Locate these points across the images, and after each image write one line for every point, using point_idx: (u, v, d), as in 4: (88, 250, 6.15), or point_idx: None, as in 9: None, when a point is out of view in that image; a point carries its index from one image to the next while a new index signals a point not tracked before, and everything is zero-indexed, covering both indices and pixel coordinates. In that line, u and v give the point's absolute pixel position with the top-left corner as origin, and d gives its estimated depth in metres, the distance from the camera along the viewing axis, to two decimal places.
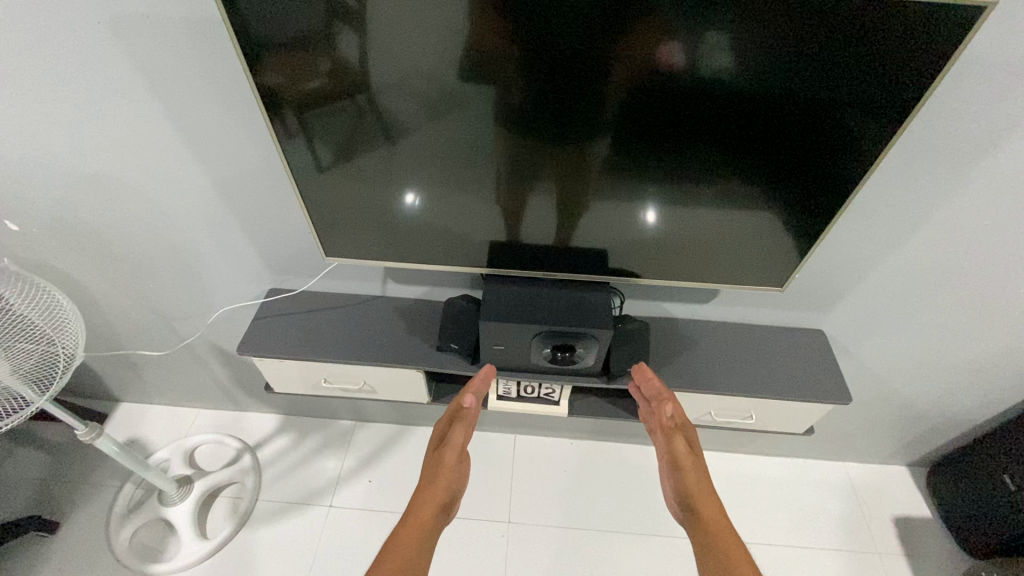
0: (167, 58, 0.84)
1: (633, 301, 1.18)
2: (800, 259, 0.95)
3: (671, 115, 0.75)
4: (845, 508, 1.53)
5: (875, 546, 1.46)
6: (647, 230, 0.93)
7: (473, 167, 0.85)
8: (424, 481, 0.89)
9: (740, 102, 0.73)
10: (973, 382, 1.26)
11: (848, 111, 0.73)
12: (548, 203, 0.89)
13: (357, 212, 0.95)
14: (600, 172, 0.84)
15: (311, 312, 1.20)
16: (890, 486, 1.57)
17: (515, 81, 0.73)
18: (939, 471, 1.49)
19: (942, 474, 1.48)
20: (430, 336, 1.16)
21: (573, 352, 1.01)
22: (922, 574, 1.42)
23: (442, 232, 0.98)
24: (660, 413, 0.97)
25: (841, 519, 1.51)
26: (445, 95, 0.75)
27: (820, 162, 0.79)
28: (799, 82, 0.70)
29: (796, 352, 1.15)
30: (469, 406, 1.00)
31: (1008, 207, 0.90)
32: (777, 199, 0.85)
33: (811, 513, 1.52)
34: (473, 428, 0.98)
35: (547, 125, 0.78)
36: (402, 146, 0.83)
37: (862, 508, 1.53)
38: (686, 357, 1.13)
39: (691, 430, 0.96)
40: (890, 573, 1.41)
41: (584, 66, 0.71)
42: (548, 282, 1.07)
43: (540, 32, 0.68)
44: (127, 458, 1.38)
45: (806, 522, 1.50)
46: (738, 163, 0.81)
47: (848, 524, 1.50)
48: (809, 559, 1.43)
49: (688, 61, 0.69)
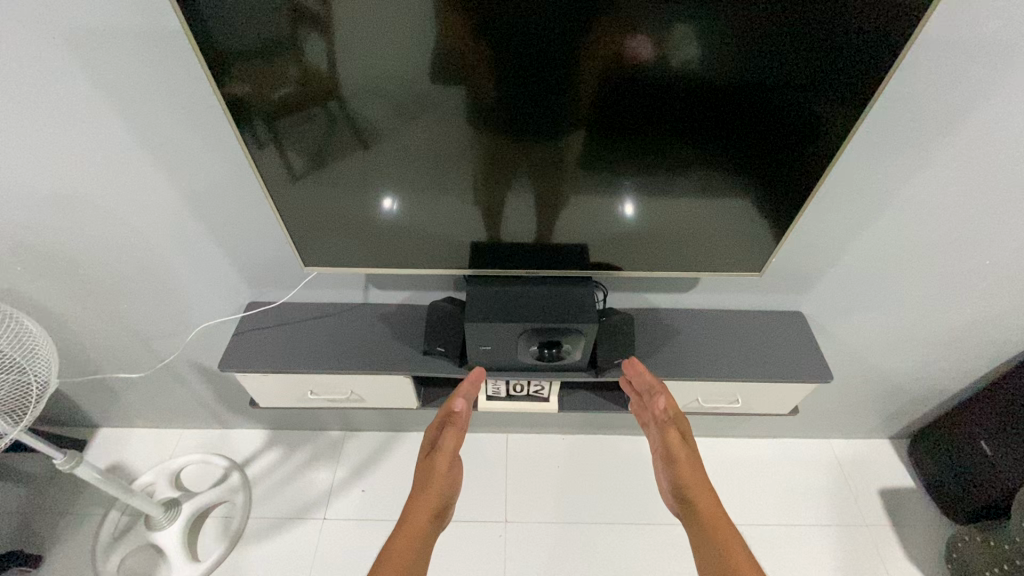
0: (127, 73, 0.82)
1: (616, 294, 1.19)
2: (776, 244, 0.97)
3: (643, 108, 0.76)
4: (832, 484, 1.56)
5: (864, 520, 1.50)
6: (625, 222, 0.94)
7: (450, 167, 0.84)
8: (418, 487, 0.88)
9: (709, 92, 0.74)
10: (946, 353, 1.30)
11: (814, 96, 0.75)
12: (527, 201, 0.90)
13: (334, 220, 0.94)
14: (576, 167, 0.84)
15: (293, 324, 1.18)
16: (874, 459, 1.61)
17: (487, 80, 0.73)
18: (919, 441, 1.54)
19: (922, 444, 1.53)
20: (416, 341, 1.15)
21: (560, 348, 1.02)
22: (908, 542, 1.46)
23: (422, 235, 0.97)
24: (653, 406, 0.99)
25: (829, 495, 1.54)
26: (417, 97, 0.75)
27: (790, 147, 0.81)
28: (766, 69, 0.72)
29: (777, 335, 1.18)
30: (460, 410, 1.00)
31: (968, 184, 0.94)
32: (750, 185, 0.87)
33: (800, 492, 1.55)
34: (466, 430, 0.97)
35: (522, 122, 0.78)
36: (377, 150, 0.82)
37: (848, 483, 1.57)
38: (671, 346, 1.15)
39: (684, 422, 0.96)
40: (878, 544, 1.45)
41: (555, 62, 0.71)
42: (532, 280, 1.07)
43: (509, 29, 0.68)
44: (110, 485, 1.34)
45: (796, 500, 1.53)
46: (711, 152, 0.82)
47: (835, 499, 1.54)
48: (800, 537, 1.46)
49: (656, 54, 0.70)
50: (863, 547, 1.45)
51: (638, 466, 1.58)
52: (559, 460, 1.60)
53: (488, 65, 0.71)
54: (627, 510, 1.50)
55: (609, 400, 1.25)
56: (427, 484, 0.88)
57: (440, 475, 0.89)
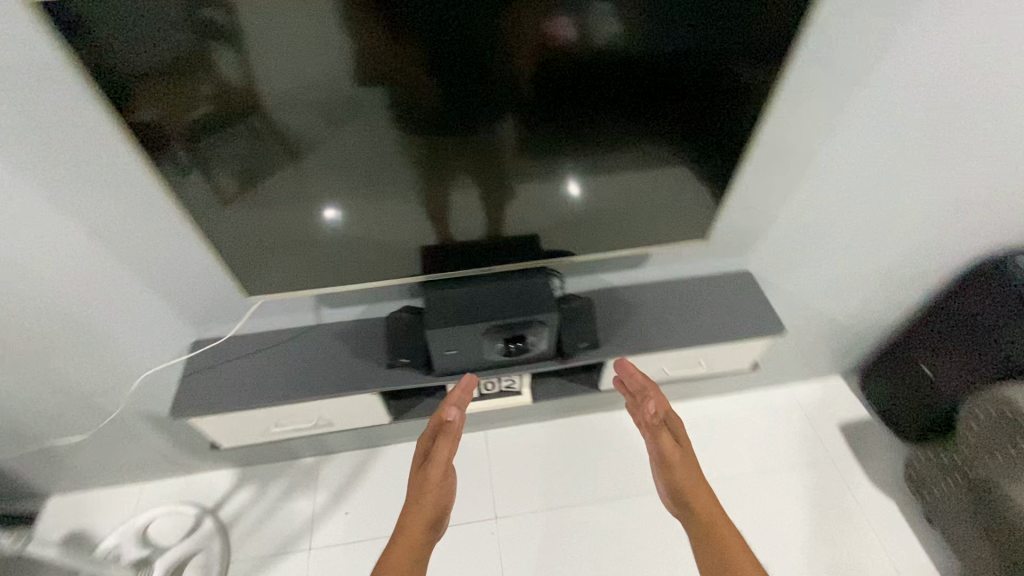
0: (11, 115, 0.75)
1: (574, 278, 1.19)
2: (717, 207, 0.99)
3: (573, 88, 0.76)
4: (798, 427, 1.65)
5: (829, 456, 1.59)
6: (572, 204, 0.94)
7: (389, 170, 0.82)
8: (411, 503, 0.89)
9: (635, 66, 0.75)
10: (881, 289, 1.39)
11: (734, 59, 0.77)
12: (472, 195, 0.88)
13: (274, 240, 0.90)
14: (517, 155, 0.83)
15: (246, 357, 1.13)
16: (832, 397, 1.71)
17: (414, 77, 0.71)
18: (868, 374, 1.65)
19: (871, 376, 1.63)
20: (378, 355, 1.12)
21: (525, 340, 1.02)
22: (871, 469, 1.56)
23: (370, 244, 0.94)
24: (644, 410, 1.04)
25: (797, 438, 1.63)
26: (345, 102, 0.72)
27: (719, 111, 0.83)
28: (685, 38, 0.73)
29: (730, 295, 1.22)
30: (452, 419, 0.97)
31: (882, 128, 0.99)
32: (685, 153, 0.89)
33: (770, 440, 1.63)
34: (457, 440, 0.96)
35: (456, 116, 0.76)
36: (311, 162, 0.78)
37: (812, 423, 1.65)
38: (632, 322, 1.17)
39: (677, 420, 1.00)
40: (845, 475, 1.55)
41: (480, 51, 0.70)
42: (488, 276, 1.06)
43: (429, 21, 0.66)
44: (70, 557, 1.25)
45: (768, 448, 1.61)
46: (645, 125, 0.83)
47: (803, 441, 1.62)
48: (776, 482, 1.54)
49: (579, 32, 0.70)
50: (832, 481, 1.54)
51: (616, 442, 1.61)
52: (538, 449, 1.61)
53: (413, 62, 0.69)
54: (611, 486, 1.53)
55: (579, 382, 1.27)
56: (420, 500, 0.89)
57: (433, 493, 0.90)
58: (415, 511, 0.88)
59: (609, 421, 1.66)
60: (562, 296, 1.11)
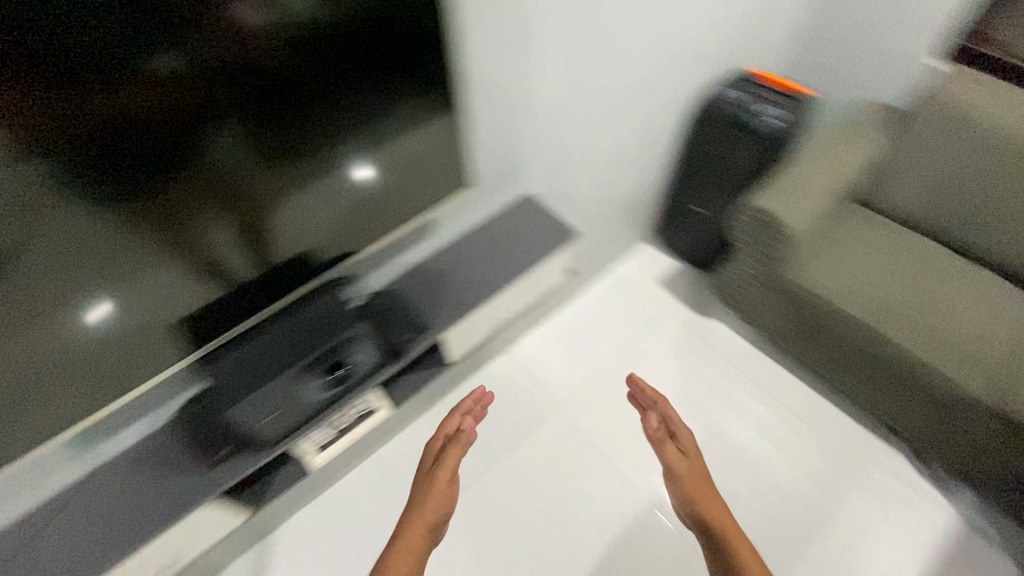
0: None
1: (367, 277, 1.13)
2: (467, 154, 1.03)
3: (273, 86, 0.72)
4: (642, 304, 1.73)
5: (663, 312, 1.72)
6: (337, 204, 0.91)
7: (124, 241, 0.72)
8: (410, 520, 0.95)
9: (323, 42, 0.72)
10: (638, 158, 1.54)
11: (408, 9, 0.78)
12: (230, 231, 0.82)
13: (16, 378, 0.74)
14: (256, 173, 0.78)
15: (23, 544, 0.89)
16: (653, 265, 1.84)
17: (89, 129, 0.61)
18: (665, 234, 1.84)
19: (667, 234, 1.82)
20: (191, 459, 0.94)
21: (344, 364, 0.99)
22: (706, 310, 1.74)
23: (146, 328, 0.83)
24: (646, 423, 1.07)
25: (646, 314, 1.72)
26: (25, 187, 0.60)
27: (421, 63, 0.85)
28: (354, 2, 0.72)
29: (523, 222, 1.25)
30: (465, 428, 1.07)
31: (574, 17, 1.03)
32: (414, 112, 0.89)
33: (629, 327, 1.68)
34: (468, 447, 1.05)
35: (164, 156, 0.68)
36: (20, 270, 0.66)
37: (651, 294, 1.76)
38: (446, 288, 1.14)
39: (684, 431, 1.05)
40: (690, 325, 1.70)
41: (149, 78, 0.62)
42: (277, 317, 0.99)
43: (71, 61, 0.57)
44: None
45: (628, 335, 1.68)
46: (364, 99, 0.82)
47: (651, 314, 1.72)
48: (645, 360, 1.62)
49: (245, 20, 0.65)
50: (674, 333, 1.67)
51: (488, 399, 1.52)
52: (414, 450, 1.43)
53: (74, 122, 0.60)
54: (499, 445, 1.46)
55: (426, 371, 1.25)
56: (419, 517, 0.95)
57: (436, 509, 0.96)
58: (414, 522, 0.94)
59: (474, 381, 1.55)
60: (359, 304, 1.08)
